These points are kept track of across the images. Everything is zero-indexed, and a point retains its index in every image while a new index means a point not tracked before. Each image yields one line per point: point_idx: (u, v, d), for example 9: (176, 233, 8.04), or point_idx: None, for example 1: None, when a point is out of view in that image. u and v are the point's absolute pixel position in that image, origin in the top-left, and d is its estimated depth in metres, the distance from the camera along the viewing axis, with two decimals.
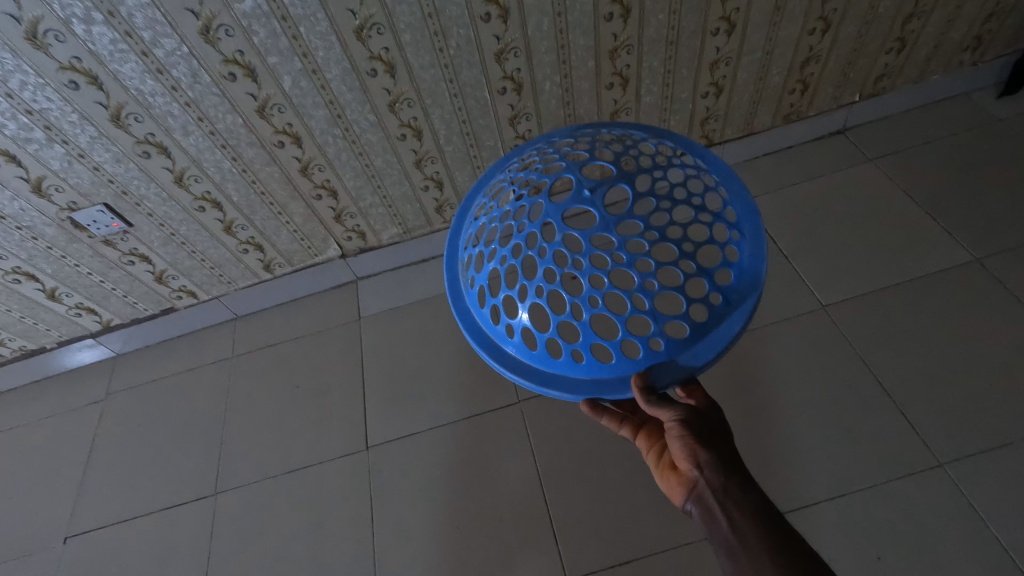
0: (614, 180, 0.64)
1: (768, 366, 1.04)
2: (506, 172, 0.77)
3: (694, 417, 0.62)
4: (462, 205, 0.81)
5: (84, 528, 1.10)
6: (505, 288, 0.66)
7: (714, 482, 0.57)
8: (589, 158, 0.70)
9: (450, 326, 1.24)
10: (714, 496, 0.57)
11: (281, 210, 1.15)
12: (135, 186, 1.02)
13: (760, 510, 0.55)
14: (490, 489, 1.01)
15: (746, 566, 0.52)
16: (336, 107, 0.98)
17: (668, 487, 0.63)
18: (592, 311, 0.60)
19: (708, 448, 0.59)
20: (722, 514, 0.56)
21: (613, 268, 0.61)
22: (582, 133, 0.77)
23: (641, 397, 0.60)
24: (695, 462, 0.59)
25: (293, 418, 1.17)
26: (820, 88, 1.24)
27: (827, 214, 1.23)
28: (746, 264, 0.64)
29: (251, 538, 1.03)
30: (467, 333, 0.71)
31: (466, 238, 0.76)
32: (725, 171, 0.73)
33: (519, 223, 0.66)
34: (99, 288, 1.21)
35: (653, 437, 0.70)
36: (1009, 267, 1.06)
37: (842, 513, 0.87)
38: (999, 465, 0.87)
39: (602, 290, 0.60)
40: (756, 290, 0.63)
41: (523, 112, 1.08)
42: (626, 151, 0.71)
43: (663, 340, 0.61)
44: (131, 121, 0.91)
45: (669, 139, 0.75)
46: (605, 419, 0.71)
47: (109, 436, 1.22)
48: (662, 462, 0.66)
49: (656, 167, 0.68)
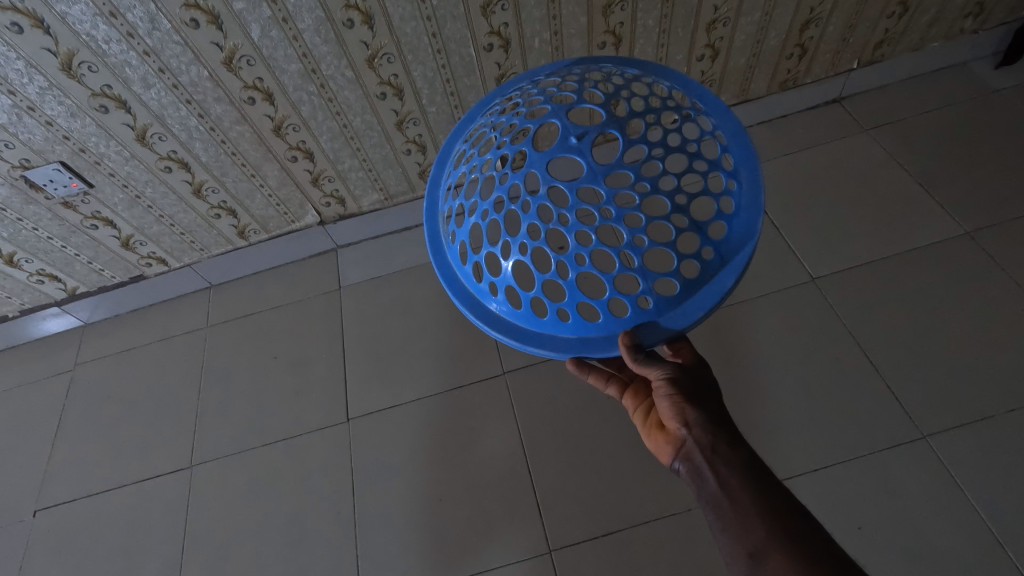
0: (604, 125, 0.60)
1: (757, 338, 1.03)
2: (488, 117, 0.72)
3: (683, 375, 0.60)
4: (441, 153, 0.76)
5: (55, 501, 1.06)
6: (488, 244, 0.62)
7: (702, 440, 0.56)
8: (577, 101, 0.65)
9: (434, 296, 1.21)
10: (702, 454, 0.55)
11: (254, 171, 1.09)
12: (94, 144, 0.95)
13: (748, 469, 0.54)
14: (474, 460, 0.99)
15: (733, 522, 0.51)
16: (310, 61, 0.91)
17: (655, 446, 0.62)
18: (579, 269, 0.57)
19: (697, 407, 0.58)
20: (710, 472, 0.54)
21: (601, 222, 0.57)
22: (570, 72, 0.72)
23: (629, 355, 0.58)
24: (684, 421, 0.58)
25: (272, 389, 1.14)
26: (818, 52, 1.19)
27: (820, 185, 1.20)
28: (741, 217, 0.61)
29: (230, 511, 1.01)
30: (449, 290, 0.67)
31: (447, 190, 0.72)
32: (722, 115, 0.68)
33: (502, 174, 0.62)
34: (62, 254, 1.15)
35: (640, 396, 0.68)
36: (1000, 241, 1.05)
37: (825, 485, 0.88)
38: (980, 437, 0.87)
39: (589, 246, 0.57)
40: (751, 243, 0.60)
41: (511, 71, 1.03)
42: (617, 93, 0.66)
43: (652, 298, 0.58)
44: (84, 71, 0.84)
45: (663, 80, 0.70)
46: (590, 377, 0.69)
47: (79, 408, 1.18)
48: (649, 421, 0.64)
49: (649, 111, 0.64)
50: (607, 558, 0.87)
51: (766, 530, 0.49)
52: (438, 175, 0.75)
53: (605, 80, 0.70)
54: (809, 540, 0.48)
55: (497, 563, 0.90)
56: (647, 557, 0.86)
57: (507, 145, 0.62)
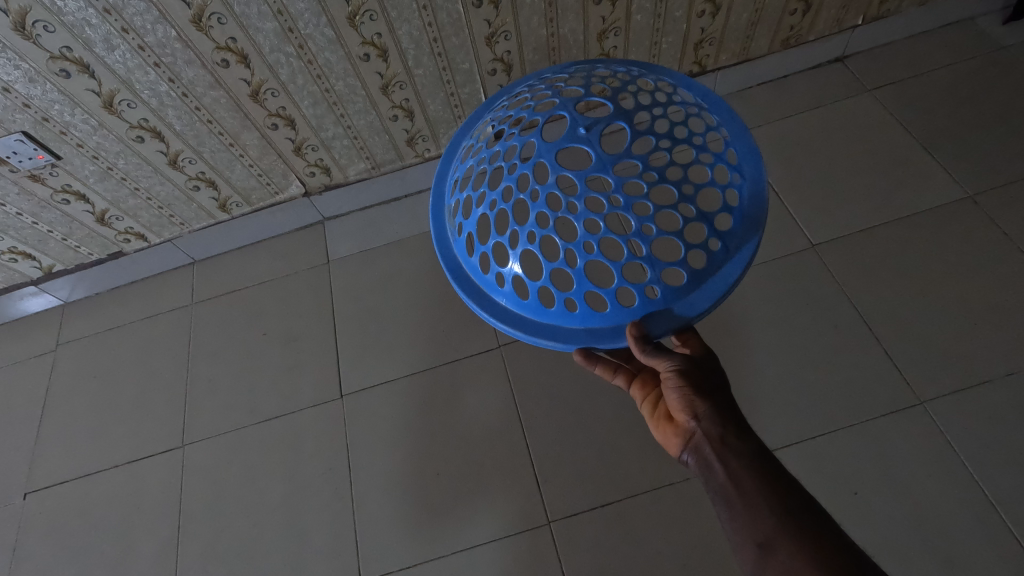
0: (611, 116, 0.58)
1: (756, 307, 1.01)
2: (495, 112, 0.70)
3: (692, 366, 0.58)
4: (448, 148, 0.75)
5: (44, 484, 1.04)
6: (495, 235, 0.60)
7: (712, 433, 0.54)
8: (584, 95, 0.63)
9: (426, 269, 1.17)
10: (711, 447, 0.54)
11: (233, 140, 1.03)
12: (58, 112, 0.89)
13: (758, 460, 0.52)
14: (471, 435, 0.98)
15: (744, 514, 0.49)
16: (287, 19, 0.85)
17: (664, 437, 0.61)
18: (588, 258, 0.55)
19: (705, 399, 0.56)
20: (719, 464, 0.53)
21: (609, 211, 0.55)
22: (577, 69, 0.71)
23: (637, 347, 0.56)
24: (692, 413, 0.56)
25: (261, 367, 1.11)
26: (823, 8, 1.14)
27: (822, 149, 1.17)
28: (747, 208, 0.60)
29: (225, 487, 1.00)
30: (453, 282, 0.66)
31: (453, 183, 0.70)
32: (726, 111, 0.67)
33: (509, 164, 0.60)
34: (34, 231, 1.10)
35: (648, 386, 0.66)
36: (1002, 204, 1.03)
37: (823, 452, 0.88)
38: (978, 402, 0.87)
39: (597, 235, 0.55)
40: (756, 235, 0.58)
41: (502, 29, 0.97)
42: (623, 87, 0.65)
43: (660, 287, 0.57)
44: (39, 31, 0.78)
45: (666, 76, 0.69)
46: (598, 368, 0.66)
47: (64, 388, 1.15)
48: (657, 412, 0.63)
49: (656, 104, 0.62)
50: (607, 528, 0.87)
51: (775, 519, 0.48)
52: (445, 169, 0.73)
53: (610, 76, 0.69)
54: (819, 529, 0.47)
55: (497, 534, 0.90)
56: (647, 527, 0.87)
57: (514, 137, 0.61)
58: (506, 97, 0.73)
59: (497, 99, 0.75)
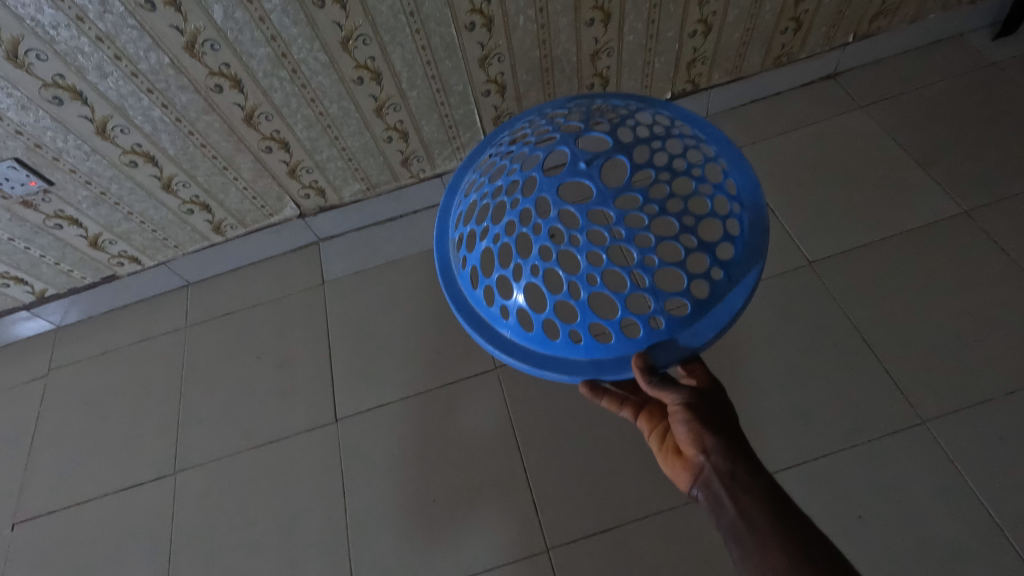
0: (611, 151, 0.59)
1: (754, 325, 1.00)
2: (497, 147, 0.71)
3: (699, 400, 0.57)
4: (451, 181, 0.76)
5: (31, 514, 1.02)
6: (499, 267, 0.61)
7: (721, 468, 0.53)
8: (584, 129, 0.64)
9: (421, 290, 1.16)
10: (720, 482, 0.53)
11: (227, 164, 1.03)
12: (50, 138, 0.89)
13: (769, 496, 0.51)
14: (467, 459, 0.97)
15: (756, 552, 0.48)
16: (280, 45, 0.86)
17: (673, 472, 0.59)
18: (591, 290, 0.55)
19: (714, 432, 0.55)
20: (729, 500, 0.51)
21: (612, 244, 0.56)
22: (576, 103, 0.72)
23: (642, 378, 0.56)
24: (701, 447, 0.55)
25: (255, 391, 1.10)
26: (813, 27, 1.15)
27: (816, 166, 1.17)
28: (748, 237, 0.60)
29: (217, 515, 0.98)
30: (458, 314, 0.66)
31: (456, 216, 0.71)
32: (724, 142, 0.68)
33: (512, 199, 0.61)
34: (26, 256, 1.09)
35: (655, 419, 0.65)
36: (998, 220, 1.03)
37: (825, 474, 0.86)
38: (981, 421, 0.86)
39: (600, 267, 0.56)
40: (758, 265, 0.59)
41: (495, 51, 0.97)
42: (623, 121, 0.66)
43: (664, 318, 0.57)
44: (32, 59, 0.78)
45: (664, 109, 0.71)
46: (605, 401, 0.66)
47: (54, 415, 1.13)
48: (665, 445, 0.62)
49: (655, 137, 0.63)
50: (607, 554, 0.85)
51: (786, 557, 0.47)
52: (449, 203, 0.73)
53: (609, 109, 0.70)
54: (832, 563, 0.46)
55: (494, 562, 0.88)
56: (647, 553, 0.85)
57: (516, 171, 0.62)
58: (508, 131, 0.73)
59: (499, 133, 0.75)
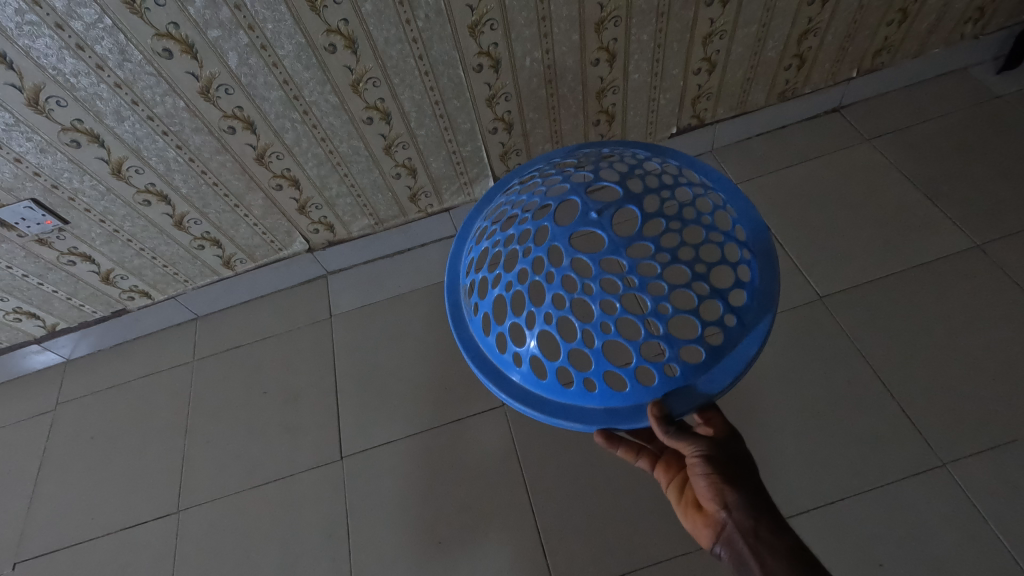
0: (622, 199, 0.59)
1: (765, 362, 0.99)
2: (507, 195, 0.72)
3: (719, 452, 0.55)
4: (462, 228, 0.76)
5: (33, 553, 1.01)
6: (512, 314, 0.61)
7: (744, 525, 0.51)
8: (594, 178, 0.65)
9: (428, 324, 1.16)
10: (744, 540, 0.51)
11: (238, 201, 1.04)
12: (67, 179, 0.91)
13: (796, 557, 0.49)
14: (474, 498, 0.95)
15: None
16: (292, 88, 0.88)
17: (693, 527, 0.57)
18: (604, 338, 0.55)
19: (735, 487, 0.53)
20: (754, 560, 0.49)
21: (625, 292, 0.55)
22: (584, 152, 0.74)
23: (658, 427, 0.55)
24: (722, 503, 0.53)
25: (261, 427, 1.09)
26: (817, 63, 1.17)
27: (824, 199, 1.17)
28: (759, 282, 0.60)
29: (219, 555, 0.96)
30: (471, 361, 0.65)
31: (467, 263, 0.71)
32: (732, 188, 0.69)
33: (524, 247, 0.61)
34: (39, 291, 1.10)
35: (672, 469, 0.63)
36: (1011, 253, 1.02)
37: (843, 518, 0.83)
38: (1003, 464, 0.83)
39: (614, 315, 0.55)
40: (771, 311, 0.59)
41: (502, 91, 0.99)
42: (632, 169, 0.67)
43: (679, 365, 0.57)
44: (52, 106, 0.80)
45: (671, 156, 0.72)
46: (621, 451, 0.62)
47: (60, 450, 1.12)
48: (684, 498, 0.59)
49: (663, 186, 0.64)
50: None
51: None
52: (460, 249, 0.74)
53: (618, 158, 0.71)
54: None
55: None
56: None
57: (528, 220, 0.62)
58: (518, 180, 0.74)
59: (509, 180, 0.76)
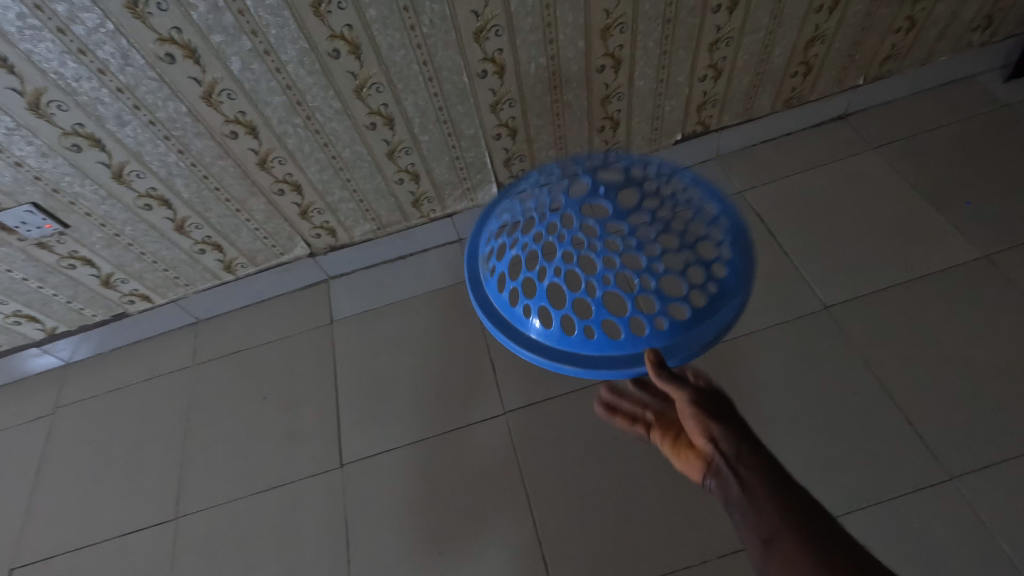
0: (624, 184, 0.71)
1: (770, 372, 0.98)
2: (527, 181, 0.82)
3: (703, 394, 0.61)
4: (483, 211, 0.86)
5: (30, 559, 1.00)
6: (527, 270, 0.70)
7: (727, 450, 0.55)
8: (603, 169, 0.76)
9: (430, 330, 1.15)
10: (725, 462, 0.55)
11: (239, 206, 1.04)
12: (68, 183, 0.90)
13: (769, 470, 0.52)
14: (475, 508, 0.94)
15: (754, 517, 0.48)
16: (295, 93, 0.87)
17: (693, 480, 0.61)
18: (604, 287, 0.65)
19: (718, 420, 0.58)
20: (732, 475, 0.53)
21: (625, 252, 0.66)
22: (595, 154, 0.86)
23: (653, 371, 0.63)
24: (708, 436, 0.58)
25: (261, 433, 1.08)
26: (823, 70, 1.16)
27: (830, 207, 1.16)
28: (741, 264, 0.70)
29: (218, 563, 0.95)
30: (484, 314, 0.73)
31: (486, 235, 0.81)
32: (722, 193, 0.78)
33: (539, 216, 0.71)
34: (39, 295, 1.10)
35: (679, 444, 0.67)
36: (1019, 264, 1.01)
37: (850, 533, 0.82)
38: (1012, 479, 0.82)
39: (614, 270, 0.65)
40: (747, 287, 0.69)
41: (506, 97, 0.98)
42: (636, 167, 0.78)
43: (667, 320, 0.66)
44: (53, 110, 0.80)
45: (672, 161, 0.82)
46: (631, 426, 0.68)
47: (58, 455, 1.12)
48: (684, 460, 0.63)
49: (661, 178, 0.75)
50: None
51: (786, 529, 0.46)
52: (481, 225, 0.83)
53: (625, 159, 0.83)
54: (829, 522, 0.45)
55: None
56: None
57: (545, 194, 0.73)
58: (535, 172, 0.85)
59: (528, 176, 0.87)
